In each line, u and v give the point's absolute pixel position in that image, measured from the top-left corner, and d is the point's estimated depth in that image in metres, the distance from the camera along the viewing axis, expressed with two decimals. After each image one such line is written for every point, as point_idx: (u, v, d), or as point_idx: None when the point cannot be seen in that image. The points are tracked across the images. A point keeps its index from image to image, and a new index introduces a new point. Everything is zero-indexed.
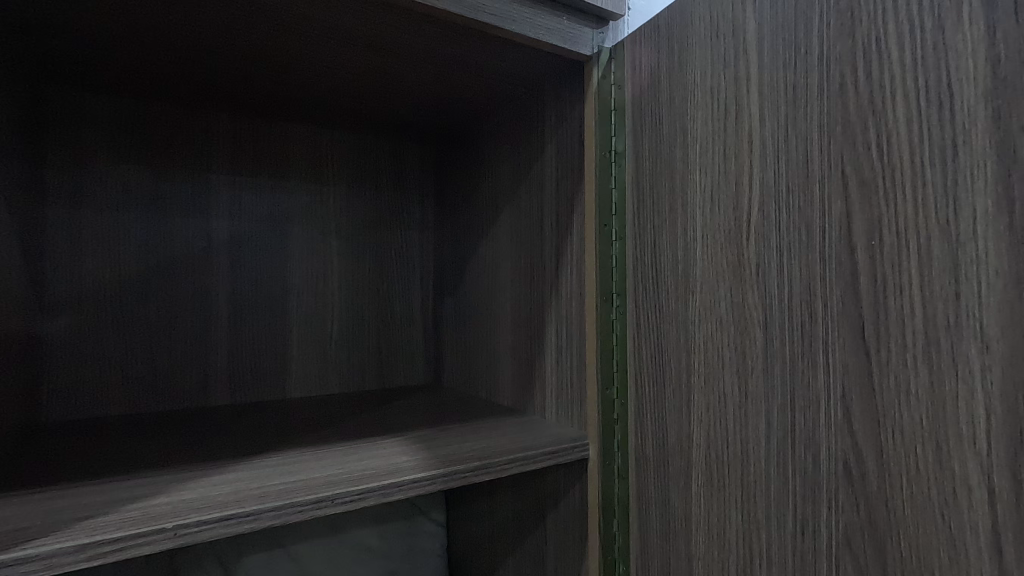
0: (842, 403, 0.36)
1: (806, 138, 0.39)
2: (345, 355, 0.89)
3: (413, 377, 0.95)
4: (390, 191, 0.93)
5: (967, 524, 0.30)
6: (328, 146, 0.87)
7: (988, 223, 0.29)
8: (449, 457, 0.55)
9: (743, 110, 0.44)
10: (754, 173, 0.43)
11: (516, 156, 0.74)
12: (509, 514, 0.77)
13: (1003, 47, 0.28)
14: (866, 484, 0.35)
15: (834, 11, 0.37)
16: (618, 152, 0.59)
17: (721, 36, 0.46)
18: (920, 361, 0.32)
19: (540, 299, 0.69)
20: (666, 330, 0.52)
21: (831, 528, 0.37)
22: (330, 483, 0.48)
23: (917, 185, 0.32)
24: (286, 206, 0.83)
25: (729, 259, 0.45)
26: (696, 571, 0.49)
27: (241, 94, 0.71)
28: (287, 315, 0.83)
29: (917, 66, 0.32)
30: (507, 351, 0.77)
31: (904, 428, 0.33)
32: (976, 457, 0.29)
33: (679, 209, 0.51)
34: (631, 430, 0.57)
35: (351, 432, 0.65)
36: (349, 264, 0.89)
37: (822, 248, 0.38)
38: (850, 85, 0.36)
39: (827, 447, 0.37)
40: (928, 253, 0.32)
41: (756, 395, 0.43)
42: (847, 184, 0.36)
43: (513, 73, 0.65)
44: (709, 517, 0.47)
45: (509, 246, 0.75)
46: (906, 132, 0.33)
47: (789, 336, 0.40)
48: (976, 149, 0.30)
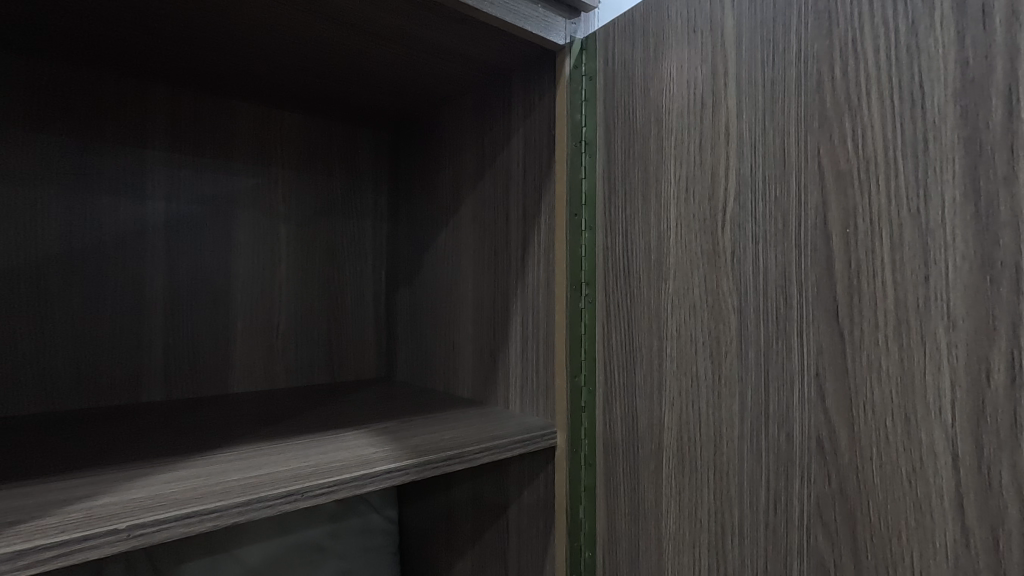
0: (816, 382, 0.39)
1: (783, 131, 0.41)
2: (293, 348, 0.84)
3: (364, 371, 0.92)
4: (343, 177, 0.89)
5: (932, 488, 0.33)
6: (278, 126, 0.82)
7: (956, 211, 0.32)
8: (420, 447, 0.53)
9: (721, 104, 0.46)
10: (730, 165, 0.45)
11: (480, 144, 0.73)
12: (467, 508, 0.75)
13: (972, 51, 0.31)
14: (839, 459, 0.37)
15: (812, 11, 0.39)
16: (589, 143, 0.59)
17: (697, 32, 0.48)
18: (891, 340, 0.35)
19: (505, 289, 0.68)
20: (637, 317, 0.53)
21: (803, 500, 0.40)
22: (298, 476, 0.45)
23: (889, 176, 0.35)
24: (231, 188, 0.78)
25: (704, 248, 0.47)
26: (666, 551, 0.51)
27: (185, 63, 0.66)
28: (231, 305, 0.78)
29: (891, 66, 0.35)
30: (467, 343, 0.75)
31: (875, 403, 0.35)
32: (942, 426, 0.32)
33: (652, 199, 0.52)
34: (600, 419, 0.58)
35: (307, 426, 0.62)
36: (299, 252, 0.85)
37: (797, 237, 0.40)
38: (827, 83, 0.38)
39: (800, 424, 0.40)
40: (899, 239, 0.34)
41: (729, 378, 0.45)
42: (824, 175, 0.38)
43: (483, 58, 0.64)
44: (680, 497, 0.49)
45: (472, 236, 0.74)
46: (879, 127, 0.35)
47: (764, 321, 0.42)
48: (944, 144, 0.32)
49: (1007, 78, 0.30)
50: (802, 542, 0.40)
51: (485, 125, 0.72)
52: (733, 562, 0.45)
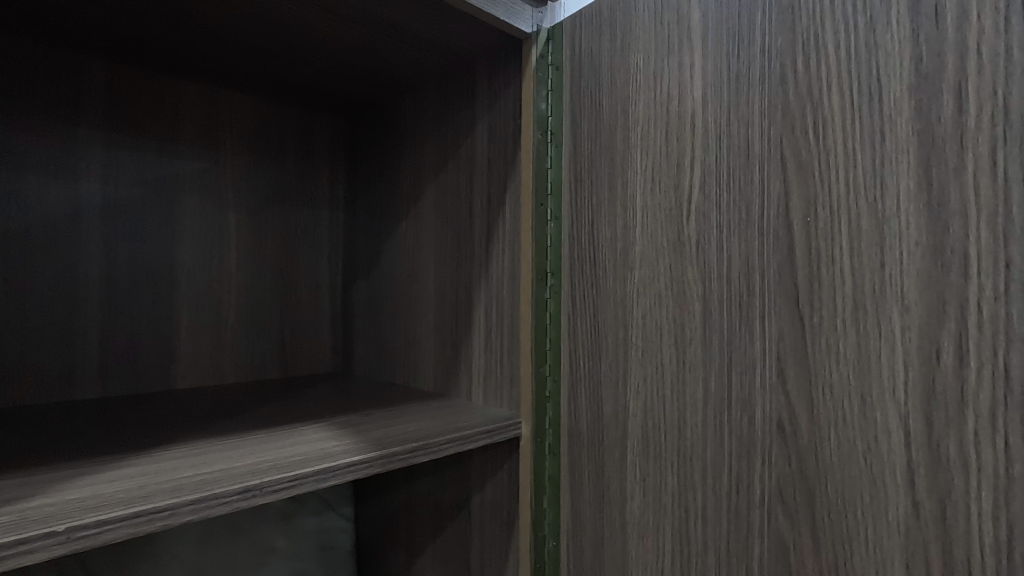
0: (777, 366, 0.40)
1: (746, 123, 0.42)
2: (243, 343, 0.80)
3: (319, 366, 0.89)
4: (297, 164, 0.86)
5: (886, 465, 0.34)
6: (227, 108, 0.78)
7: (910, 200, 0.33)
8: (383, 440, 0.52)
9: (686, 95, 0.46)
10: (695, 155, 0.46)
11: (443, 133, 0.71)
12: (425, 504, 0.74)
13: (925, 48, 0.33)
14: (798, 439, 0.39)
15: (776, 7, 0.40)
16: (555, 133, 0.59)
17: (664, 24, 0.48)
18: (849, 324, 0.36)
19: (467, 280, 0.67)
20: (603, 307, 0.54)
21: (764, 481, 0.41)
22: (255, 471, 0.43)
23: (849, 167, 0.36)
24: (176, 172, 0.73)
25: (669, 237, 0.47)
26: (630, 537, 0.51)
27: (126, 36, 0.61)
28: (176, 296, 0.73)
29: (850, 61, 0.36)
30: (428, 334, 0.74)
31: (833, 384, 0.37)
32: (895, 406, 0.34)
33: (618, 188, 0.52)
34: (565, 408, 0.58)
35: (261, 421, 0.59)
36: (249, 241, 0.81)
37: (760, 225, 0.41)
38: (790, 76, 0.39)
39: (762, 407, 0.41)
40: (858, 228, 0.36)
41: (693, 364, 0.46)
42: (787, 165, 0.39)
43: (447, 44, 0.63)
44: (645, 483, 0.50)
45: (434, 225, 0.73)
46: (839, 120, 0.37)
47: (727, 308, 0.43)
48: (899, 137, 0.34)
49: (958, 75, 0.31)
50: (763, 523, 0.41)
51: (448, 112, 0.71)
52: (696, 545, 0.46)
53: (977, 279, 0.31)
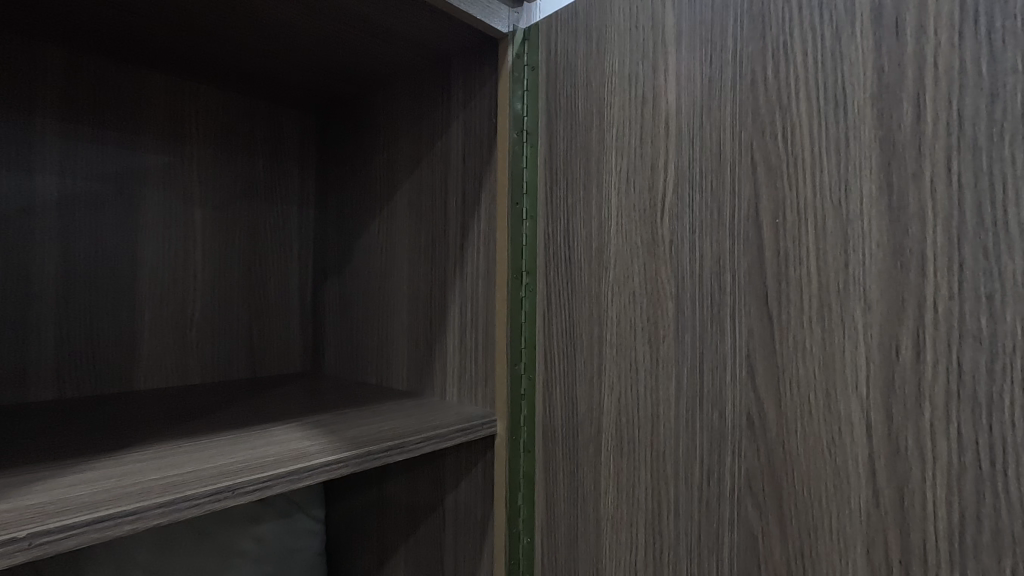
0: (747, 362, 0.41)
1: (718, 127, 0.43)
2: (209, 342, 0.78)
3: (288, 365, 0.87)
4: (266, 159, 0.84)
5: (849, 456, 0.36)
6: (193, 101, 0.76)
7: (872, 204, 0.35)
8: (357, 439, 0.51)
9: (660, 98, 0.47)
10: (669, 157, 0.47)
11: (417, 130, 0.71)
12: (398, 504, 0.73)
13: (886, 60, 0.34)
14: (767, 433, 0.40)
15: (747, 15, 0.42)
16: (531, 133, 0.59)
17: (639, 28, 0.49)
18: (814, 322, 0.38)
19: (441, 278, 0.67)
20: (578, 305, 0.54)
21: (734, 474, 0.42)
22: (226, 473, 0.42)
23: (815, 171, 0.38)
24: (138, 165, 0.71)
25: (643, 237, 0.48)
26: (604, 532, 0.52)
27: (86, 24, 0.59)
28: (138, 294, 0.71)
29: (816, 70, 0.38)
30: (401, 333, 0.73)
31: (800, 380, 0.38)
32: (858, 399, 0.36)
33: (594, 189, 0.53)
34: (540, 406, 0.59)
35: (230, 422, 0.58)
36: (216, 238, 0.78)
37: (731, 227, 0.42)
38: (760, 82, 0.41)
39: (732, 402, 0.42)
40: (823, 230, 0.37)
41: (666, 361, 0.47)
42: (756, 168, 0.41)
43: (423, 42, 0.62)
44: (618, 479, 0.51)
45: (407, 223, 0.72)
46: (806, 126, 0.38)
47: (699, 307, 0.44)
48: (862, 144, 0.35)
49: (916, 86, 0.33)
50: (732, 514, 0.42)
51: (423, 110, 0.70)
52: (668, 538, 0.47)
53: (933, 278, 0.32)
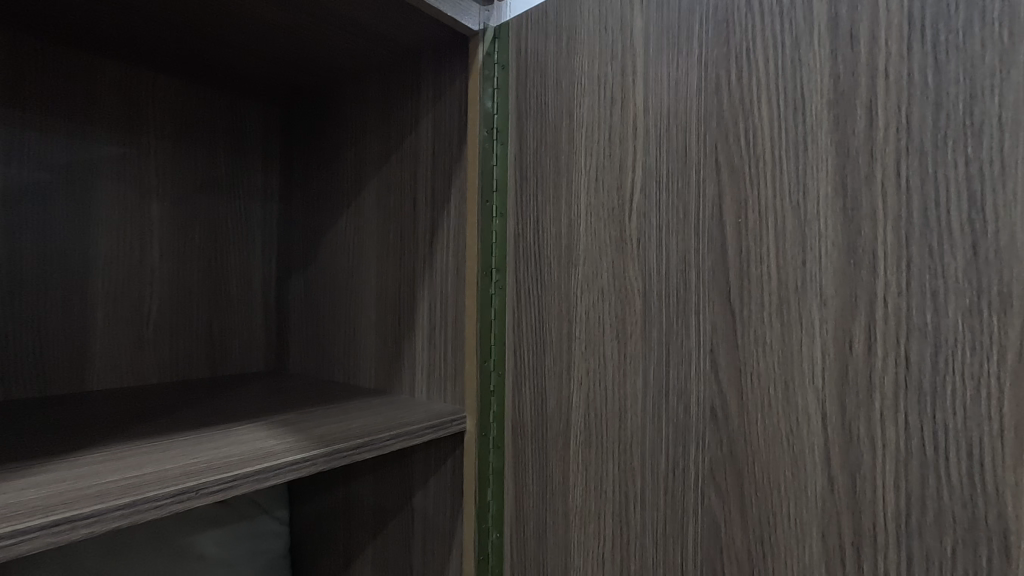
0: (711, 356, 0.43)
1: (685, 129, 0.44)
2: (167, 340, 0.75)
3: (250, 364, 0.85)
4: (228, 152, 0.81)
5: (806, 445, 0.38)
6: (150, 90, 0.73)
7: (828, 205, 0.37)
8: (326, 437, 0.51)
9: (629, 99, 0.48)
10: (637, 158, 0.48)
11: (385, 126, 0.70)
12: (365, 503, 0.72)
13: (842, 67, 0.36)
14: (729, 424, 0.42)
15: (712, 20, 0.43)
16: (501, 131, 0.60)
17: (608, 30, 0.50)
18: (774, 317, 0.39)
19: (410, 275, 0.66)
20: (547, 302, 0.55)
21: (698, 465, 0.44)
22: (190, 474, 0.41)
23: (776, 172, 0.39)
24: (91, 156, 0.68)
25: (612, 235, 0.49)
26: (572, 524, 0.53)
27: (36, 8, 0.56)
28: (90, 290, 0.68)
29: (777, 77, 0.39)
30: (369, 331, 0.72)
31: (761, 373, 0.40)
32: (815, 391, 0.37)
33: (563, 187, 0.54)
34: (509, 402, 0.59)
35: (191, 422, 0.56)
36: (174, 232, 0.76)
37: (697, 225, 0.44)
38: (724, 86, 0.42)
39: (696, 395, 0.44)
40: (783, 229, 0.39)
41: (634, 356, 0.48)
42: (720, 169, 0.42)
43: (393, 37, 0.62)
44: (587, 471, 0.52)
45: (376, 219, 0.71)
46: (767, 130, 0.40)
47: (666, 303, 0.46)
48: (819, 148, 0.37)
49: (869, 93, 0.35)
50: (697, 504, 0.44)
51: (392, 106, 0.70)
52: (635, 528, 0.48)
53: (883, 276, 0.34)
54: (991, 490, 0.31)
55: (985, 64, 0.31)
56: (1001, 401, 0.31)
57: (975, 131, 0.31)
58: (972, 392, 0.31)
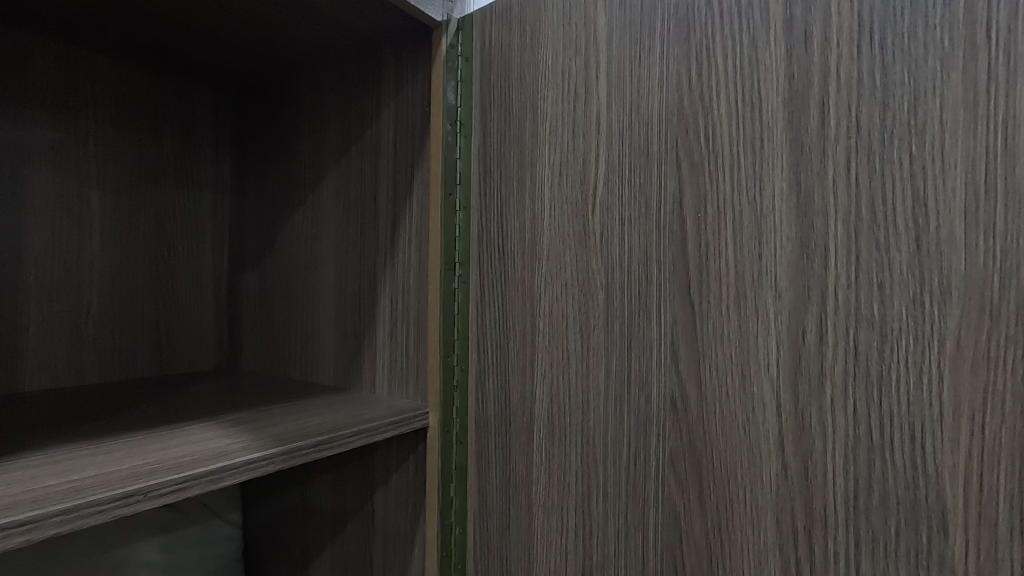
0: (671, 348, 0.44)
1: (646, 125, 0.45)
2: (109, 337, 0.71)
3: (201, 362, 0.81)
4: (175, 140, 0.77)
5: (761, 433, 0.39)
6: (90, 73, 0.69)
7: (783, 201, 0.38)
8: (283, 436, 0.49)
9: (592, 95, 0.49)
10: (601, 152, 0.48)
11: (345, 116, 0.69)
12: (323, 503, 0.70)
13: (795, 68, 0.38)
14: (689, 414, 0.43)
15: (673, 19, 0.44)
16: (465, 124, 0.59)
17: (572, 25, 0.50)
18: (732, 310, 0.40)
19: (371, 269, 0.65)
20: (511, 296, 0.55)
21: (659, 455, 0.44)
22: (137, 475, 0.39)
23: (734, 168, 0.40)
24: (24, 141, 0.63)
25: (576, 229, 0.50)
26: (535, 517, 0.53)
27: None
28: (23, 284, 0.64)
29: (734, 74, 0.40)
30: (327, 326, 0.70)
31: (718, 364, 0.41)
32: (769, 380, 0.39)
33: (527, 180, 0.54)
34: (472, 397, 0.59)
35: (137, 422, 0.53)
36: (117, 223, 0.72)
37: (658, 220, 0.44)
38: (684, 83, 0.43)
39: (657, 387, 0.44)
40: (740, 225, 0.40)
41: (596, 349, 0.48)
42: (681, 165, 0.43)
43: (354, 26, 0.60)
44: (550, 464, 0.52)
45: (335, 212, 0.69)
46: (725, 128, 0.41)
47: (628, 296, 0.46)
48: (774, 146, 0.38)
49: (822, 93, 0.36)
50: (657, 493, 0.45)
51: (351, 96, 0.68)
52: (597, 519, 0.49)
53: (833, 269, 0.36)
54: (931, 471, 0.33)
55: (927, 67, 0.33)
56: (941, 387, 0.32)
57: (918, 130, 0.33)
58: (916, 378, 0.33)
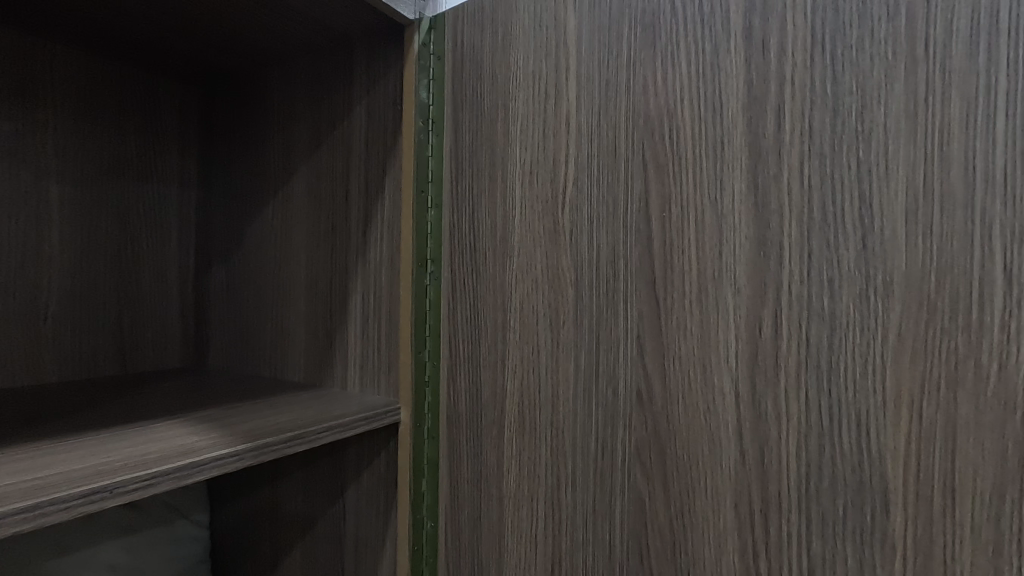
0: (637, 342, 0.45)
1: (614, 126, 0.47)
2: (69, 335, 0.69)
3: (166, 360, 0.80)
4: (139, 133, 0.76)
5: (721, 422, 0.41)
6: (49, 62, 0.66)
7: (742, 201, 0.40)
8: (253, 432, 0.49)
9: (562, 95, 0.50)
10: (571, 152, 0.49)
11: (316, 112, 0.68)
12: (294, 501, 0.70)
13: (754, 75, 0.40)
14: (654, 405, 0.44)
15: (640, 24, 0.45)
16: (437, 122, 0.60)
17: (543, 27, 0.52)
18: (695, 305, 0.42)
19: (342, 266, 0.65)
20: (483, 291, 0.56)
21: (625, 445, 0.46)
22: (104, 472, 0.39)
23: (697, 169, 0.42)
24: None
25: (546, 226, 0.51)
26: (506, 509, 0.55)
27: None
28: None
29: (698, 79, 0.42)
30: (297, 323, 0.70)
31: (682, 357, 0.43)
32: (729, 372, 0.41)
33: (499, 179, 0.55)
34: (444, 392, 0.60)
35: (101, 421, 0.52)
36: (77, 218, 0.70)
37: (625, 219, 0.46)
38: (650, 87, 0.45)
39: (624, 380, 0.46)
40: (702, 224, 0.42)
41: (566, 343, 0.50)
42: (647, 166, 0.45)
43: (325, 22, 0.60)
44: (521, 456, 0.53)
45: (305, 207, 0.69)
46: (689, 130, 0.43)
47: (597, 293, 0.48)
48: (734, 148, 0.40)
49: (778, 99, 0.38)
50: (624, 482, 0.46)
51: (322, 91, 0.68)
52: (567, 509, 0.50)
53: (787, 265, 0.38)
54: (875, 454, 0.35)
55: (873, 77, 0.35)
56: (884, 377, 0.35)
57: (864, 136, 0.35)
58: (861, 369, 0.35)
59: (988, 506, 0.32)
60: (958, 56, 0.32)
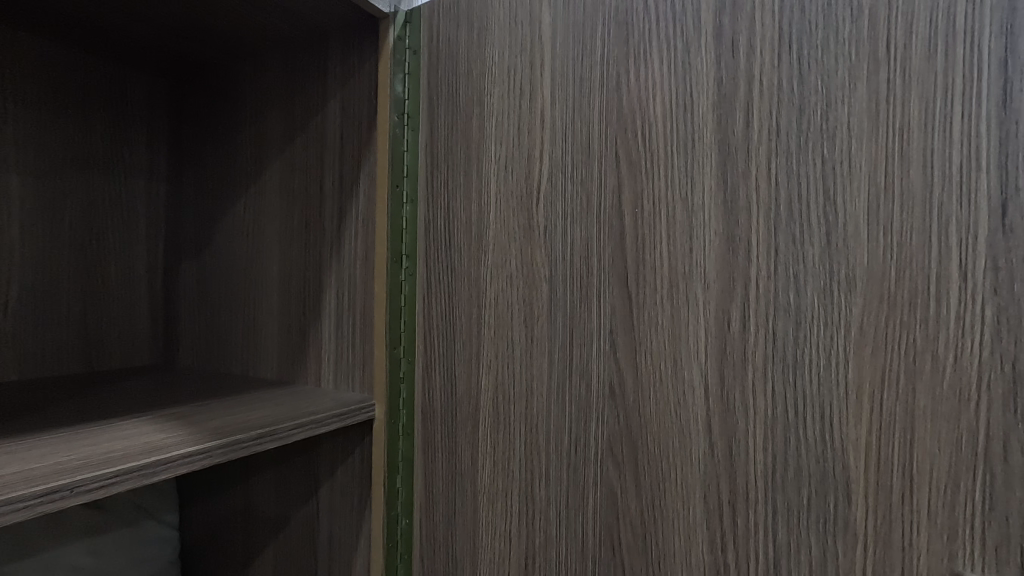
0: (610, 336, 0.46)
1: (587, 123, 0.47)
2: (31, 331, 0.67)
3: (134, 357, 0.78)
4: (106, 125, 0.74)
5: (690, 415, 0.42)
6: (9, 50, 0.64)
7: (712, 198, 0.41)
8: (222, 430, 0.48)
9: (537, 91, 0.50)
10: (545, 148, 0.50)
11: (289, 105, 0.67)
12: (266, 499, 0.69)
13: (723, 73, 0.40)
14: (626, 400, 0.45)
15: (615, 21, 0.46)
16: (412, 117, 0.59)
17: (518, 23, 0.52)
18: (665, 300, 0.43)
19: (316, 261, 0.64)
20: (458, 287, 0.56)
21: (597, 439, 0.47)
22: (65, 471, 0.38)
23: (668, 166, 0.43)
24: None
25: (521, 221, 0.51)
26: (481, 504, 0.55)
27: None
28: None
29: (671, 77, 0.43)
30: (270, 319, 0.69)
31: (653, 351, 0.43)
32: (699, 366, 0.41)
33: (474, 174, 0.55)
34: (419, 389, 0.59)
35: (64, 419, 0.51)
36: (40, 211, 0.67)
37: (598, 215, 0.46)
38: (623, 84, 0.45)
39: (597, 374, 0.46)
40: (673, 220, 0.42)
41: (540, 338, 0.50)
42: (620, 163, 0.45)
43: (298, 14, 0.59)
44: (495, 451, 0.53)
45: (278, 202, 0.68)
46: (661, 127, 0.43)
47: (570, 288, 0.48)
48: (705, 146, 0.41)
49: (747, 97, 0.39)
50: (596, 476, 0.47)
51: (296, 85, 0.67)
52: (540, 502, 0.50)
53: (755, 262, 0.39)
54: (838, 446, 0.36)
55: (838, 78, 0.36)
56: (847, 371, 0.36)
57: (829, 135, 0.36)
58: (825, 363, 0.36)
59: (941, 493, 0.33)
60: (917, 59, 0.33)
